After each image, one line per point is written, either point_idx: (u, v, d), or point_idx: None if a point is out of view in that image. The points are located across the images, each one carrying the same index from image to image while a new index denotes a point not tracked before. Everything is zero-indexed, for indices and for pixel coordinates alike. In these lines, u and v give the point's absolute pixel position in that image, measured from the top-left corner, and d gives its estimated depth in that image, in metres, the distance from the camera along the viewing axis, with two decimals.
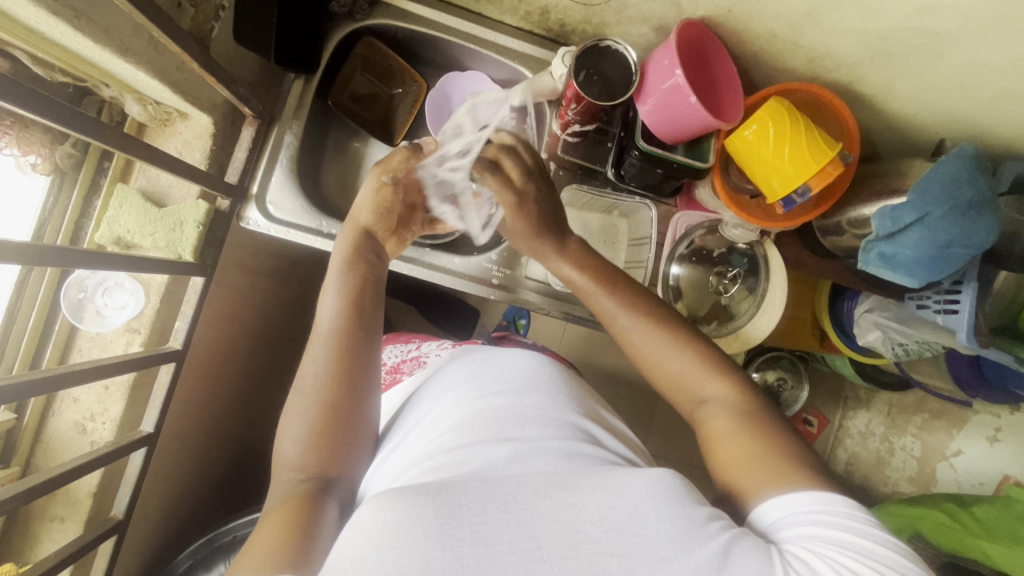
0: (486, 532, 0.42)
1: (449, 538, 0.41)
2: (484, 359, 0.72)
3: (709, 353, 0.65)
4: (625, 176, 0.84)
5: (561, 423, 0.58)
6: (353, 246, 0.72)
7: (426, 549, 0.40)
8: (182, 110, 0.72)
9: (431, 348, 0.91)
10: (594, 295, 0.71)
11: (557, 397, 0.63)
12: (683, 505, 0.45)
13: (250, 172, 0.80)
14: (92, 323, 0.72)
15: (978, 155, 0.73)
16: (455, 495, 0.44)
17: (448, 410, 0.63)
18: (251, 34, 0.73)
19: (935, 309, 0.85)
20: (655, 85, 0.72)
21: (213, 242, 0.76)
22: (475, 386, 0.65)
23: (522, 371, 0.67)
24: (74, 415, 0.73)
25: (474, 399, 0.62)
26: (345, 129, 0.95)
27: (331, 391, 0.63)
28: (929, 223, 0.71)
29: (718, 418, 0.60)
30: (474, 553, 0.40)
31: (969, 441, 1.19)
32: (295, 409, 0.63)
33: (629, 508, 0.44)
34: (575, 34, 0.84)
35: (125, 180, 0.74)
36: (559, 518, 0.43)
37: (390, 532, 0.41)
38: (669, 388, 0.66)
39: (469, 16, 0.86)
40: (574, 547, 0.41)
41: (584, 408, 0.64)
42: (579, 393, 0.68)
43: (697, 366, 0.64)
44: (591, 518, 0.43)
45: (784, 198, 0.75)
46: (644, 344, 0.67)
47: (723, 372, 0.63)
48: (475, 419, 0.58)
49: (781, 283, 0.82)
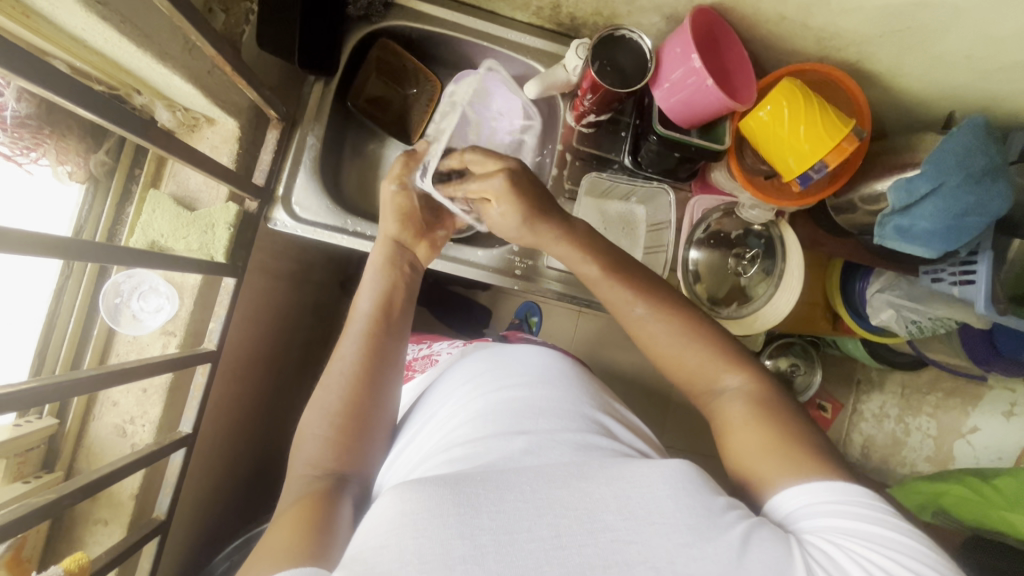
0: (506, 521, 0.43)
1: (468, 527, 0.42)
2: (495, 353, 0.73)
3: (724, 345, 0.65)
4: (642, 163, 0.86)
5: (575, 416, 0.59)
6: (386, 255, 0.75)
7: (448, 537, 0.41)
8: (209, 115, 0.74)
9: (440, 346, 0.92)
10: (603, 286, 0.69)
11: (570, 392, 0.64)
12: (700, 494, 0.46)
13: (276, 174, 0.82)
14: (129, 326, 0.73)
15: (987, 125, 0.74)
16: (472, 486, 0.45)
17: (462, 404, 0.63)
18: (275, 39, 0.75)
19: (950, 281, 0.87)
20: (670, 71, 0.74)
21: (242, 244, 0.78)
22: (489, 380, 0.66)
23: (533, 366, 0.68)
24: (114, 419, 0.74)
25: (488, 393, 0.62)
26: (362, 131, 0.97)
27: (356, 390, 0.65)
28: (945, 192, 0.72)
29: (732, 408, 0.61)
30: (494, 542, 0.41)
31: (986, 416, 1.22)
32: (318, 407, 0.65)
33: (645, 497, 0.45)
34: (586, 27, 0.86)
35: (156, 186, 0.75)
36: (576, 508, 0.44)
37: (411, 523, 0.42)
38: (682, 376, 0.66)
39: (482, 14, 0.88)
40: (592, 535, 0.42)
41: (597, 400, 0.65)
42: (590, 386, 0.69)
43: (714, 358, 0.64)
44: (608, 507, 0.44)
45: (801, 175, 0.76)
46: (656, 332, 0.67)
47: (737, 363, 0.64)
48: (489, 412, 0.58)
49: (800, 264, 0.85)
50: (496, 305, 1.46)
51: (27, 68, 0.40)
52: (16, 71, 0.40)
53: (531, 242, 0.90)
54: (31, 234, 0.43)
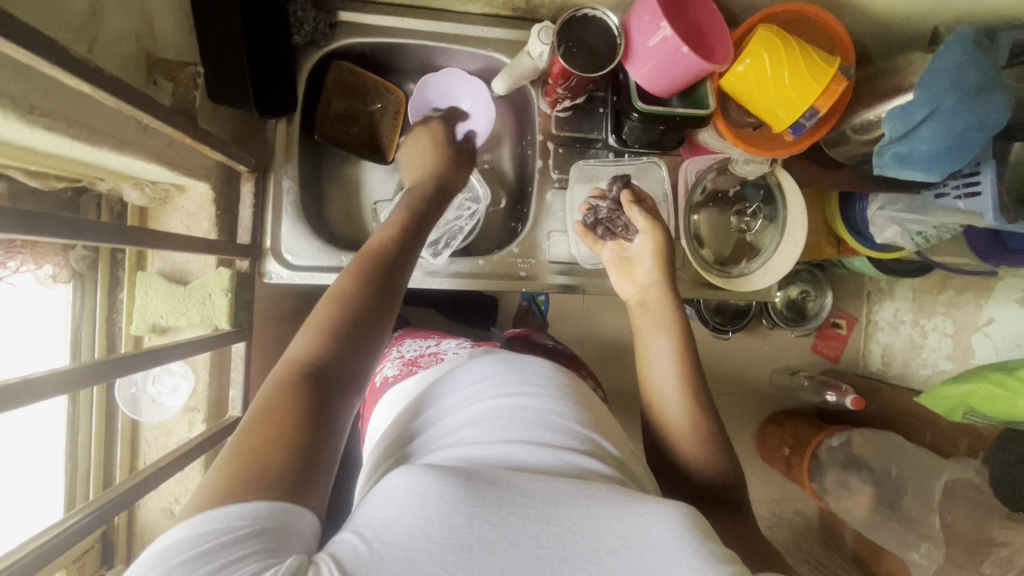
0: (515, 518, 0.40)
1: (478, 519, 0.40)
2: (506, 352, 0.69)
3: (712, 436, 0.65)
4: (626, 141, 0.83)
5: (574, 431, 0.56)
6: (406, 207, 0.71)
7: (455, 525, 0.39)
8: (178, 184, 0.71)
9: (448, 343, 0.86)
10: (644, 330, 0.73)
11: (572, 401, 0.60)
12: (706, 543, 0.41)
13: (259, 227, 0.79)
14: (151, 413, 0.73)
15: (976, 34, 0.71)
16: (483, 480, 0.43)
17: (464, 410, 0.60)
18: (227, 91, 0.71)
19: (953, 196, 0.86)
20: (641, 43, 0.70)
21: (243, 305, 0.76)
22: (494, 384, 0.61)
23: (546, 370, 0.63)
24: (160, 502, 0.75)
25: (497, 394, 0.59)
26: (334, 157, 0.93)
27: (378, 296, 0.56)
28: (940, 115, 0.70)
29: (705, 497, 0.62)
30: (501, 538, 0.39)
31: (1000, 306, 1.21)
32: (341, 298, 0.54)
33: (648, 531, 0.41)
34: (543, 7, 0.82)
35: (142, 267, 0.73)
36: (581, 526, 0.41)
37: (422, 504, 0.40)
38: (681, 469, 0.65)
39: (432, 13, 0.84)
40: (596, 557, 0.39)
41: (594, 412, 0.60)
42: (590, 396, 0.63)
43: (701, 445, 0.64)
44: (610, 533, 0.41)
45: (792, 124, 0.74)
46: (673, 410, 0.67)
47: (719, 462, 0.64)
48: (496, 421, 0.55)
49: (803, 207, 0.85)
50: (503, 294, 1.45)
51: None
52: None
53: (530, 240, 0.88)
54: (58, 373, 0.44)
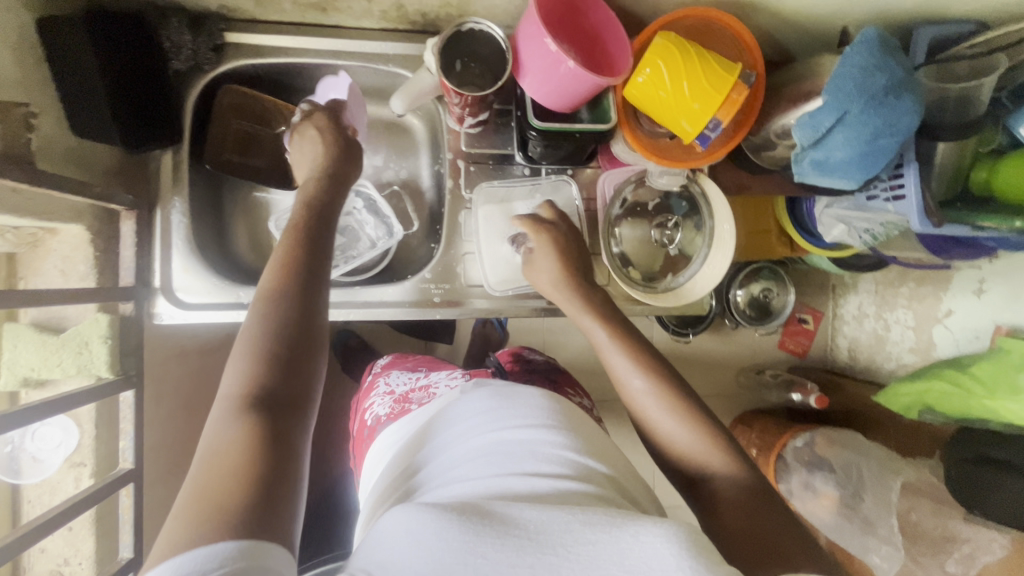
0: (509, 549, 0.42)
1: (472, 554, 0.41)
2: (497, 382, 0.68)
3: (708, 431, 0.64)
4: (536, 158, 0.79)
5: (568, 459, 0.56)
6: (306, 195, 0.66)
7: (449, 564, 0.41)
8: (47, 227, 0.67)
9: (440, 376, 0.82)
10: (608, 352, 0.71)
11: (569, 432, 0.60)
12: (704, 556, 0.42)
13: (148, 265, 0.75)
14: (31, 472, 0.69)
15: (882, 34, 0.68)
16: (478, 516, 0.45)
17: (459, 442, 0.61)
18: (92, 126, 0.66)
19: (883, 198, 0.83)
20: (529, 58, 0.66)
21: (130, 350, 0.72)
22: (490, 417, 0.62)
23: (536, 402, 0.64)
24: (48, 564, 0.70)
25: (489, 428, 0.60)
26: (239, 184, 0.89)
27: (290, 311, 0.53)
28: (849, 120, 0.67)
29: (725, 494, 0.59)
30: (494, 569, 0.41)
31: (957, 297, 1.15)
32: (246, 328, 0.52)
33: (647, 559, 0.42)
34: (441, 20, 0.78)
35: (15, 316, 0.69)
36: (578, 553, 0.42)
37: (417, 547, 0.42)
38: (671, 455, 0.64)
39: (324, 31, 0.79)
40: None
41: (591, 439, 0.61)
42: (586, 423, 0.64)
43: (705, 445, 0.62)
44: (609, 560, 0.42)
45: (698, 136, 0.70)
46: (652, 409, 0.66)
47: (722, 451, 0.62)
48: (493, 455, 0.56)
49: (728, 218, 0.81)
50: None
51: None
52: None
53: (445, 264, 0.84)
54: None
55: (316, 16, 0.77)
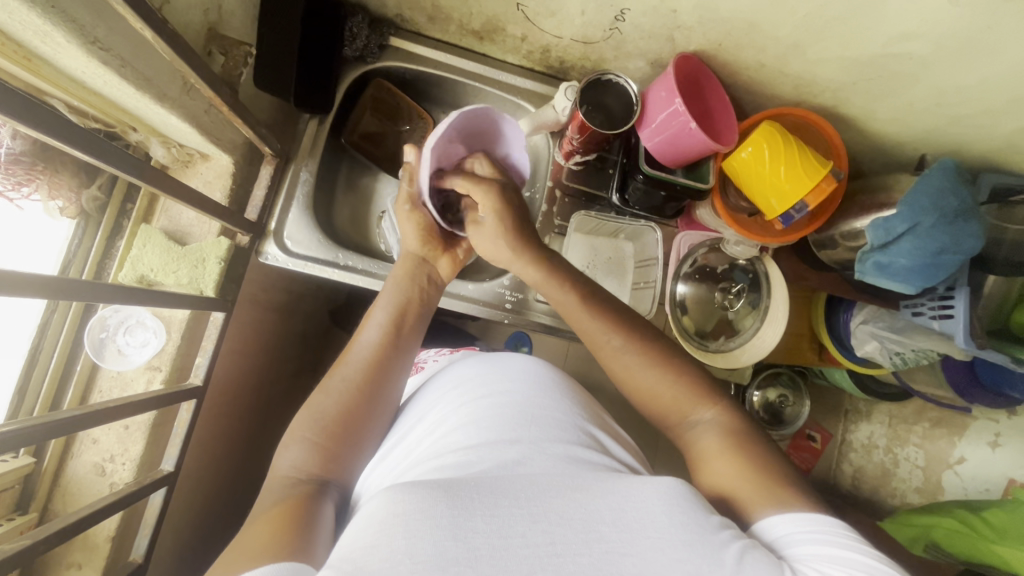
0: (501, 526, 0.41)
1: (462, 528, 0.40)
2: (486, 360, 0.67)
3: (696, 379, 0.65)
4: (629, 201, 0.89)
5: (566, 426, 0.56)
6: (406, 270, 0.74)
7: (440, 540, 0.39)
8: (204, 152, 0.75)
9: (428, 353, 0.85)
10: (578, 316, 0.69)
11: (562, 402, 0.60)
12: (693, 512, 0.44)
13: (268, 209, 0.82)
14: (114, 361, 0.73)
15: (958, 168, 0.78)
16: (468, 490, 0.43)
17: (447, 412, 0.60)
18: (272, 79, 0.77)
19: (929, 315, 0.85)
20: (655, 115, 0.77)
21: (232, 278, 0.77)
22: (479, 389, 0.61)
23: (526, 377, 0.63)
24: (94, 457, 0.73)
25: (478, 401, 0.58)
26: (355, 165, 0.98)
27: (357, 400, 0.63)
28: (922, 230, 0.75)
29: (705, 440, 0.60)
30: (488, 546, 0.39)
31: (973, 446, 1.13)
32: (315, 407, 0.63)
33: (639, 512, 0.43)
34: (575, 69, 0.90)
35: (148, 220, 0.76)
36: (572, 517, 0.42)
37: (402, 522, 0.40)
38: (654, 407, 0.66)
39: (473, 55, 0.91)
40: (588, 544, 0.40)
41: (586, 412, 0.61)
42: (582, 400, 0.64)
43: (683, 390, 0.64)
44: (604, 518, 0.42)
45: (783, 214, 0.80)
46: (631, 368, 0.66)
47: (706, 396, 0.64)
48: (480, 421, 0.55)
49: (784, 298, 0.86)
50: (487, 334, 1.40)
51: (28, 115, 0.41)
52: (16, 119, 0.40)
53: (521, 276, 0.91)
54: (15, 273, 0.42)
55: (472, 42, 0.89)
